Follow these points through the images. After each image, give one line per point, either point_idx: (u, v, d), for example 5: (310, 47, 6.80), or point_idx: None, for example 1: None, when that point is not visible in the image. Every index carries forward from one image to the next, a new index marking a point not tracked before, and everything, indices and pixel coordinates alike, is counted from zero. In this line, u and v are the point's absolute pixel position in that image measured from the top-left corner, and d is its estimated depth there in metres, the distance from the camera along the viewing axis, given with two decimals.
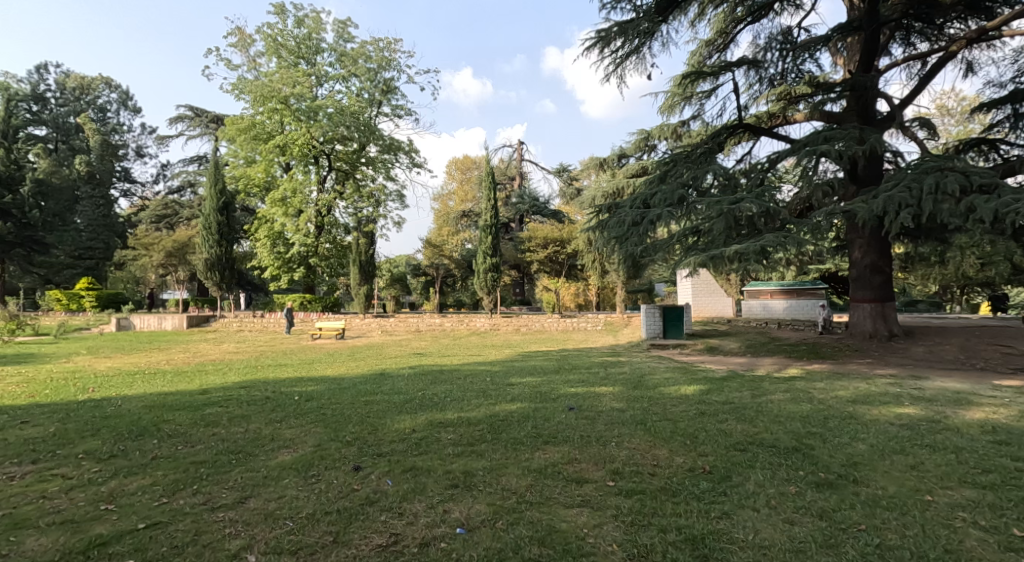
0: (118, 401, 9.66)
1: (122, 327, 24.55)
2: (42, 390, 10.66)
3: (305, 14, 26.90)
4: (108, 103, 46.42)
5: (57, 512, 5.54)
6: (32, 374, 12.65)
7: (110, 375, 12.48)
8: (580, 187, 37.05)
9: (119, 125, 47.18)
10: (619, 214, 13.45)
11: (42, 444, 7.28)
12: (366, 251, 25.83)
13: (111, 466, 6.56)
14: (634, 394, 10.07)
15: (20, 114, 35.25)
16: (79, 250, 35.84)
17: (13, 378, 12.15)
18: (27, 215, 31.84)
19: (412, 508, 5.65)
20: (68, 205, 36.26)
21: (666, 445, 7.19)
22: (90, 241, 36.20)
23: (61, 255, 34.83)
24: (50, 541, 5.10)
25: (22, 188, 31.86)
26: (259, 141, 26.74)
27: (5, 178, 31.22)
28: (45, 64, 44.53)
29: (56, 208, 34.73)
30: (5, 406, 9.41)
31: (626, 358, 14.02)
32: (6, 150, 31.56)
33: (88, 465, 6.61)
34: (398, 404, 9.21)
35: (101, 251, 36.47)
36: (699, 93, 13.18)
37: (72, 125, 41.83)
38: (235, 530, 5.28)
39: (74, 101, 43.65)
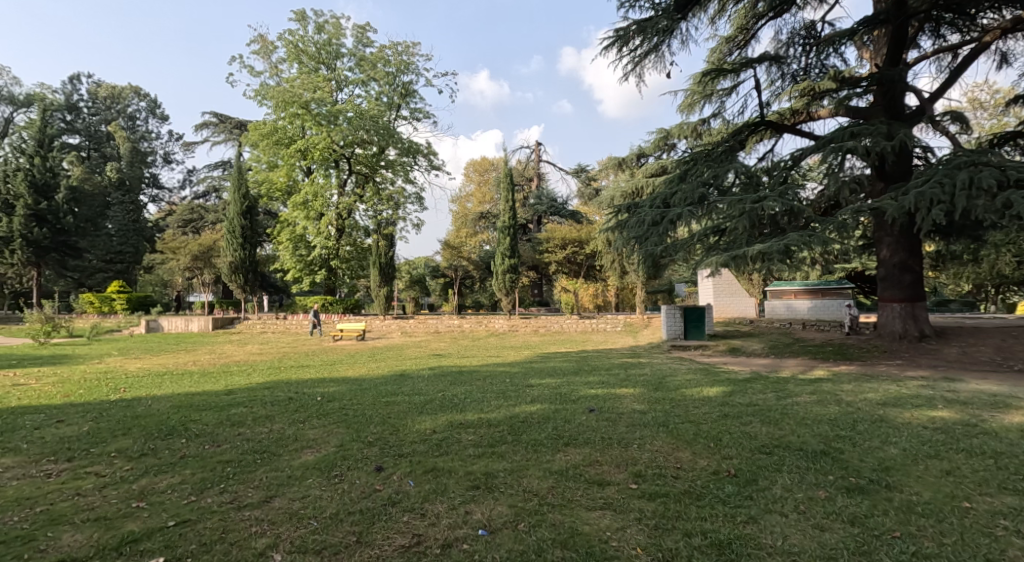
0: (148, 401, 9.80)
1: (150, 329, 24.98)
2: (75, 391, 10.86)
3: (325, 20, 27.13)
4: (137, 112, 47.20)
5: (91, 509, 5.61)
6: (66, 375, 12.93)
7: (141, 375, 12.71)
8: (599, 187, 36.88)
9: (148, 132, 48.07)
10: (638, 214, 13.34)
11: (76, 442, 7.40)
12: (385, 253, 25.98)
13: (142, 464, 6.65)
14: (656, 396, 9.95)
15: (53, 123, 36.08)
16: (110, 255, 36.52)
17: (49, 379, 12.42)
18: (62, 222, 32.35)
19: (434, 509, 5.63)
20: (100, 211, 37.04)
21: (689, 448, 7.08)
22: (120, 246, 36.92)
23: (94, 260, 35.65)
24: (84, 538, 5.16)
25: (56, 195, 32.51)
26: (281, 146, 27.04)
27: (41, 186, 31.83)
28: (78, 75, 45.58)
29: (89, 214, 35.32)
30: (41, 406, 9.57)
31: (647, 360, 13.89)
32: (41, 158, 32.09)
33: (120, 463, 6.71)
34: (419, 405, 9.23)
35: (130, 256, 37.37)
36: (719, 90, 13.00)
37: (104, 133, 43.17)
38: (261, 529, 5.30)
39: (105, 110, 44.61)
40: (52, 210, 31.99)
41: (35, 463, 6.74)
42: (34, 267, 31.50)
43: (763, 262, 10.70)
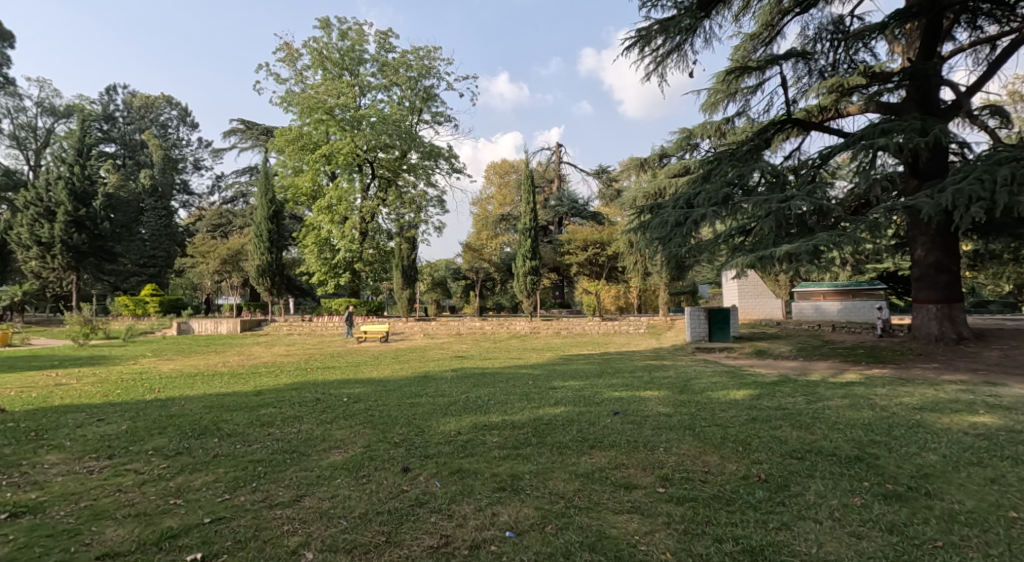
0: (181, 401, 9.93)
1: (181, 331, 25.49)
2: (113, 391, 11.03)
3: (348, 27, 27.38)
4: (169, 120, 48.35)
5: (131, 504, 5.69)
6: (105, 375, 13.25)
7: (173, 376, 12.95)
8: (621, 188, 36.66)
9: (179, 140, 49.17)
10: (662, 214, 13.21)
11: (116, 440, 7.53)
12: (408, 256, 26.14)
13: (178, 462, 6.72)
14: (681, 399, 9.80)
15: (91, 131, 36.98)
16: (144, 259, 37.48)
17: (87, 379, 12.69)
18: (100, 227, 33.25)
19: (461, 510, 5.60)
20: (134, 216, 37.99)
21: (717, 452, 6.96)
22: (153, 250, 37.94)
23: (128, 264, 36.68)
24: (126, 533, 5.23)
25: (94, 202, 33.21)
26: (307, 152, 27.37)
27: (80, 193, 32.46)
28: (114, 85, 46.92)
29: (123, 219, 36.43)
30: (80, 405, 9.74)
31: (671, 362, 13.72)
32: (81, 166, 32.79)
33: (157, 461, 6.79)
34: (443, 406, 9.23)
35: (163, 260, 38.27)
36: (743, 88, 12.75)
37: (138, 142, 44.31)
38: (293, 527, 5.32)
39: (140, 119, 45.74)
40: (91, 216, 32.79)
41: (78, 460, 6.86)
42: (73, 271, 32.20)
43: (791, 263, 10.49)
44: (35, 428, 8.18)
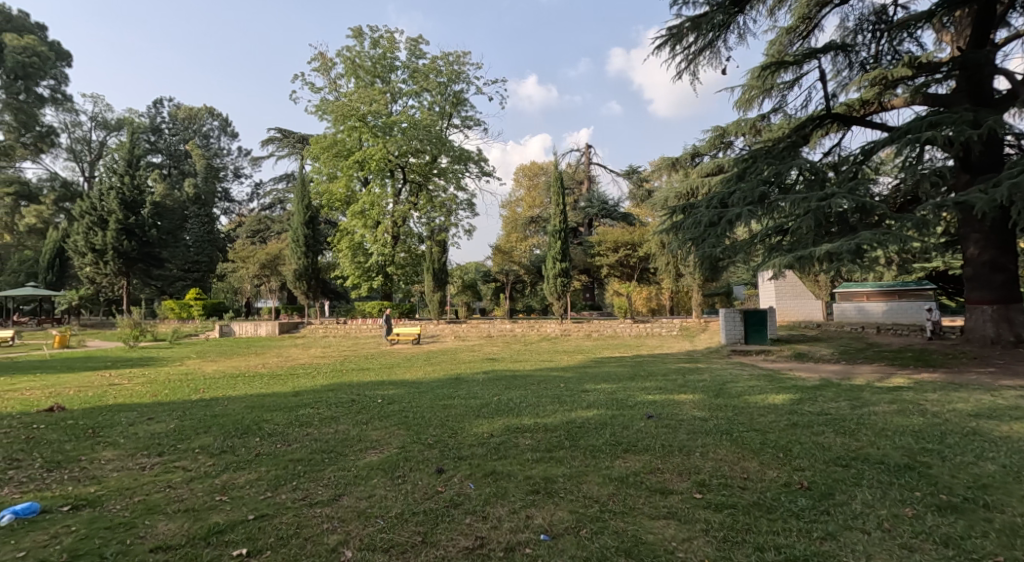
0: (224, 401, 10.07)
1: (223, 333, 26.05)
2: (161, 391, 11.29)
3: (380, 35, 27.67)
4: (211, 130, 49.91)
5: (180, 500, 5.75)
6: (153, 375, 13.65)
7: (217, 377, 13.19)
8: (652, 188, 36.22)
9: (220, 149, 50.57)
10: (695, 214, 12.94)
11: (165, 438, 7.65)
12: (439, 259, 26.24)
13: (223, 460, 6.78)
14: (718, 402, 9.55)
15: (139, 143, 38.23)
16: (188, 264, 38.59)
17: (137, 379, 13.08)
18: (148, 235, 34.35)
19: (496, 512, 5.51)
20: (179, 223, 39.09)
21: (757, 458, 6.72)
22: (196, 256, 39.13)
23: (174, 269, 37.47)
24: (176, 527, 5.29)
25: (143, 210, 34.27)
26: (341, 158, 27.76)
27: (130, 202, 33.39)
28: (161, 98, 48.66)
29: (169, 227, 37.59)
30: (128, 404, 9.99)
31: (706, 365, 13.41)
32: (131, 176, 33.71)
33: (203, 458, 6.87)
34: (475, 408, 9.14)
35: (205, 265, 39.42)
36: (780, 84, 12.36)
37: (183, 152, 45.66)
38: (332, 525, 5.30)
39: (184, 130, 47.02)
40: (139, 223, 33.69)
41: (131, 456, 6.98)
42: (124, 277, 33.31)
43: (833, 263, 10.13)
44: (90, 425, 8.40)
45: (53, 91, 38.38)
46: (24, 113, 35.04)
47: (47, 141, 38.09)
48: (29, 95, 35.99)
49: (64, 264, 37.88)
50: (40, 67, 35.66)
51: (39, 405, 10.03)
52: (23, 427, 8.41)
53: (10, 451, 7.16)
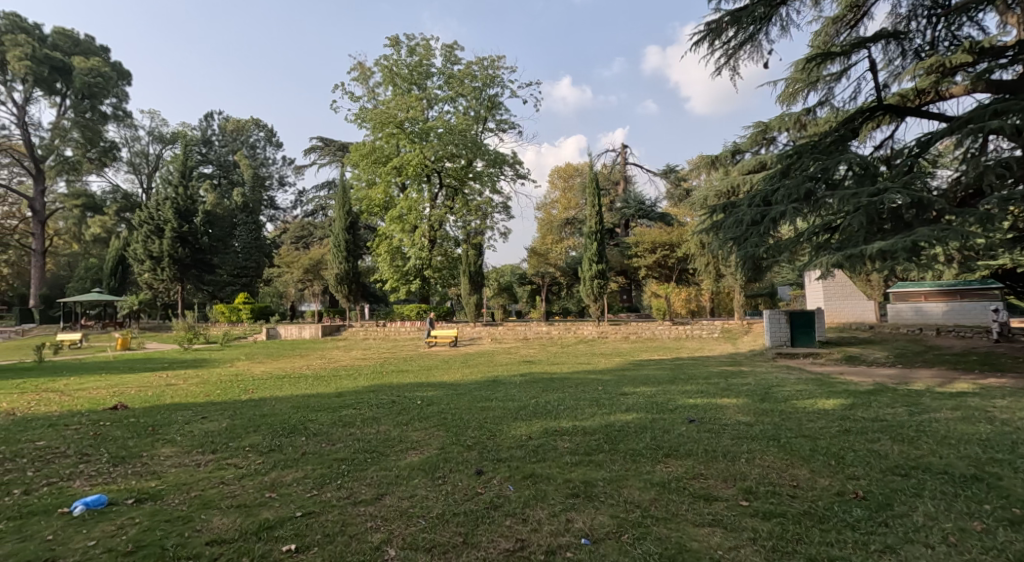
0: (271, 401, 10.21)
1: (269, 336, 26.59)
2: (214, 391, 11.56)
3: (416, 43, 27.93)
4: (258, 141, 51.23)
5: (233, 496, 5.77)
6: (204, 376, 14.01)
7: (264, 378, 13.42)
8: (690, 187, 35.54)
9: (266, 159, 51.86)
10: (737, 212, 12.56)
11: (219, 436, 7.74)
12: (475, 261, 26.25)
13: (271, 458, 6.80)
14: (764, 407, 9.19)
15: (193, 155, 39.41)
16: (238, 269, 39.20)
17: (191, 379, 13.48)
18: (200, 242, 35.55)
19: (535, 515, 5.37)
20: (228, 231, 40.19)
21: (807, 465, 6.41)
22: (245, 261, 39.49)
23: (224, 275, 38.31)
24: (230, 521, 5.29)
25: (195, 218, 35.45)
26: (379, 165, 28.07)
27: (184, 211, 34.60)
28: (212, 111, 50.35)
29: (219, 234, 38.92)
30: (183, 404, 10.23)
31: (750, 368, 12.95)
32: (183, 186, 34.96)
33: (253, 456, 6.90)
34: (513, 411, 8.98)
35: (253, 270, 39.77)
36: (825, 76, 11.86)
37: (232, 162, 46.97)
38: (375, 524, 5.24)
39: (233, 142, 48.49)
40: (192, 232, 34.86)
41: (187, 453, 7.08)
42: (178, 282, 34.47)
43: (886, 261, 9.66)
44: (149, 423, 8.59)
45: (116, 109, 39.81)
46: (90, 130, 36.65)
47: (110, 156, 39.11)
48: (94, 113, 37.77)
49: (125, 271, 39.42)
50: (104, 87, 37.41)
51: (104, 404, 10.30)
52: (89, 423, 8.69)
53: (78, 446, 7.35)
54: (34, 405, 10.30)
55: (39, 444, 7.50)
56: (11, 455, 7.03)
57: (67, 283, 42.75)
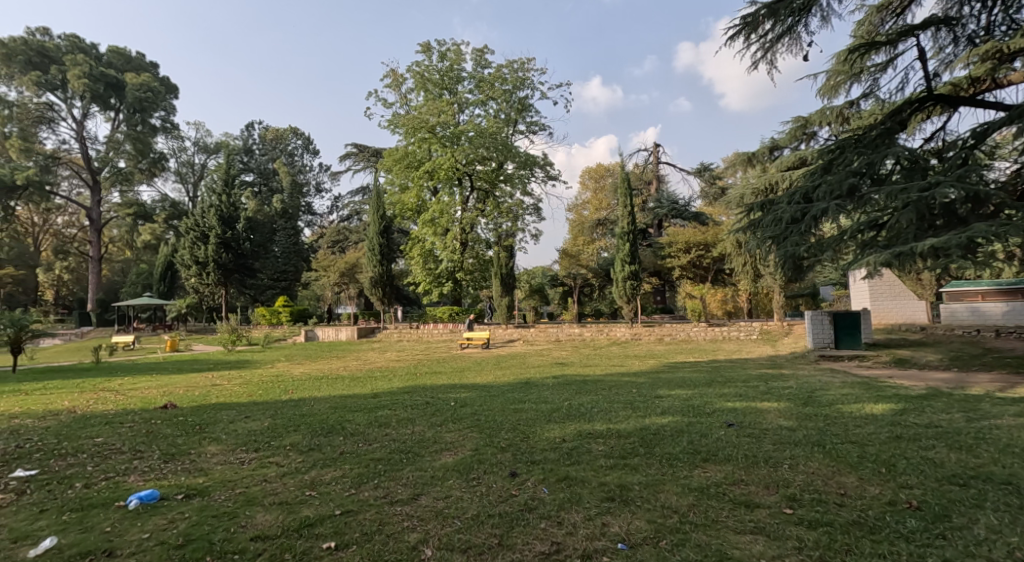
0: (310, 401, 10.27)
1: (308, 338, 26.94)
2: (256, 391, 11.72)
3: (447, 48, 28.07)
4: (295, 149, 52.20)
5: (275, 494, 5.75)
6: (247, 376, 14.27)
7: (303, 379, 13.56)
8: (725, 185, 34.82)
9: (304, 166, 52.81)
10: (776, 210, 12.17)
11: (260, 435, 7.77)
12: (507, 264, 26.10)
13: (311, 457, 6.78)
14: (806, 411, 8.84)
15: (235, 164, 40.31)
16: (277, 274, 40.18)
17: (235, 379, 13.74)
18: (242, 247, 36.33)
19: (570, 518, 5.20)
20: (268, 237, 40.98)
21: (855, 472, 6.08)
22: (285, 265, 40.60)
23: (265, 278, 39.33)
24: (273, 518, 5.26)
25: (238, 225, 36.17)
26: (412, 169, 28.31)
27: (227, 218, 35.36)
28: (252, 122, 51.66)
29: (260, 239, 39.78)
30: (225, 403, 10.39)
31: (791, 372, 12.50)
32: (226, 194, 35.69)
33: (294, 455, 6.88)
34: (547, 413, 8.84)
35: (293, 274, 40.77)
36: (870, 67, 11.35)
37: (271, 170, 47.95)
38: (412, 524, 5.14)
39: (272, 150, 49.58)
40: (235, 237, 35.60)
41: (231, 451, 7.10)
42: (223, 287, 35.28)
43: (939, 258, 9.20)
44: (197, 421, 8.71)
45: (165, 121, 40.94)
46: (141, 142, 38.02)
47: (159, 166, 40.30)
48: (145, 126, 39.04)
49: (174, 276, 40.55)
50: (154, 101, 38.42)
51: (155, 403, 10.56)
52: (142, 421, 8.85)
53: (132, 443, 7.48)
54: (90, 404, 10.56)
55: (97, 440, 7.65)
56: (71, 450, 7.19)
57: (120, 287, 44.33)
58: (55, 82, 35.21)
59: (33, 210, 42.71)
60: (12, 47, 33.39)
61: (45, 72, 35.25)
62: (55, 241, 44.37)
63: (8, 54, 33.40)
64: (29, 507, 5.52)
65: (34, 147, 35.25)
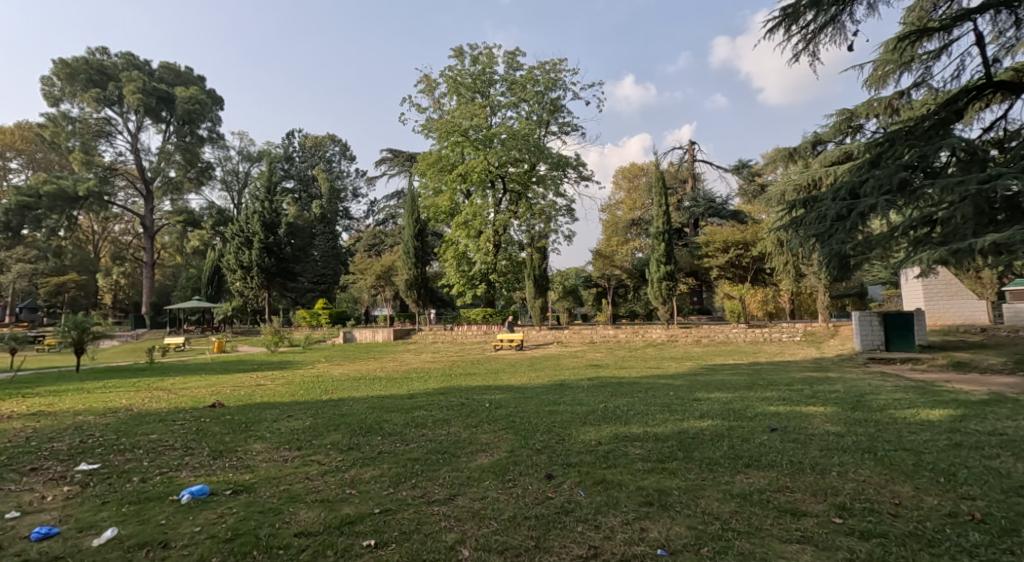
0: (349, 401, 10.27)
1: (346, 339, 27.26)
2: (298, 390, 11.81)
3: (479, 52, 28.02)
4: (333, 155, 53.04)
5: (317, 491, 5.68)
6: (289, 376, 14.41)
7: (344, 379, 13.63)
8: (763, 182, 33.85)
9: (342, 172, 53.57)
10: (820, 206, 11.72)
11: (303, 434, 7.75)
12: (540, 265, 25.86)
13: (350, 456, 6.71)
14: (855, 416, 8.40)
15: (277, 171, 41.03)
16: (317, 277, 40.63)
17: (278, 379, 13.89)
18: (283, 251, 37.02)
19: (608, 521, 5.00)
20: (308, 241, 41.40)
21: (910, 481, 5.71)
22: (324, 269, 41.00)
23: (305, 281, 39.85)
24: (315, 515, 5.18)
25: (279, 230, 36.89)
26: (445, 172, 28.40)
27: (269, 223, 36.10)
28: (293, 130, 52.84)
29: (299, 244, 40.41)
30: (267, 402, 10.51)
31: (838, 375, 11.97)
32: (267, 199, 36.41)
33: (334, 454, 6.83)
34: (582, 415, 8.60)
35: (331, 277, 41.12)
36: (921, 55, 10.84)
37: (310, 176, 48.85)
38: (449, 524, 5.00)
39: (311, 157, 50.53)
40: (277, 242, 36.31)
41: (275, 449, 7.10)
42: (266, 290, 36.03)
43: (1002, 255, 8.65)
44: (243, 420, 8.76)
45: (211, 132, 41.93)
46: (190, 153, 39.37)
47: (206, 175, 41.33)
48: (193, 137, 40.08)
49: (220, 279, 41.50)
50: (202, 113, 39.36)
51: (204, 401, 10.75)
52: (192, 418, 8.99)
53: (184, 439, 7.55)
54: (144, 402, 10.81)
55: (151, 437, 7.75)
56: (129, 446, 7.30)
57: (171, 291, 45.79)
58: (112, 97, 36.43)
59: (93, 219, 44.63)
60: (74, 66, 34.99)
61: (104, 88, 36.55)
62: (113, 248, 46.26)
63: (71, 74, 35.11)
64: (92, 499, 5.58)
65: (94, 160, 36.61)
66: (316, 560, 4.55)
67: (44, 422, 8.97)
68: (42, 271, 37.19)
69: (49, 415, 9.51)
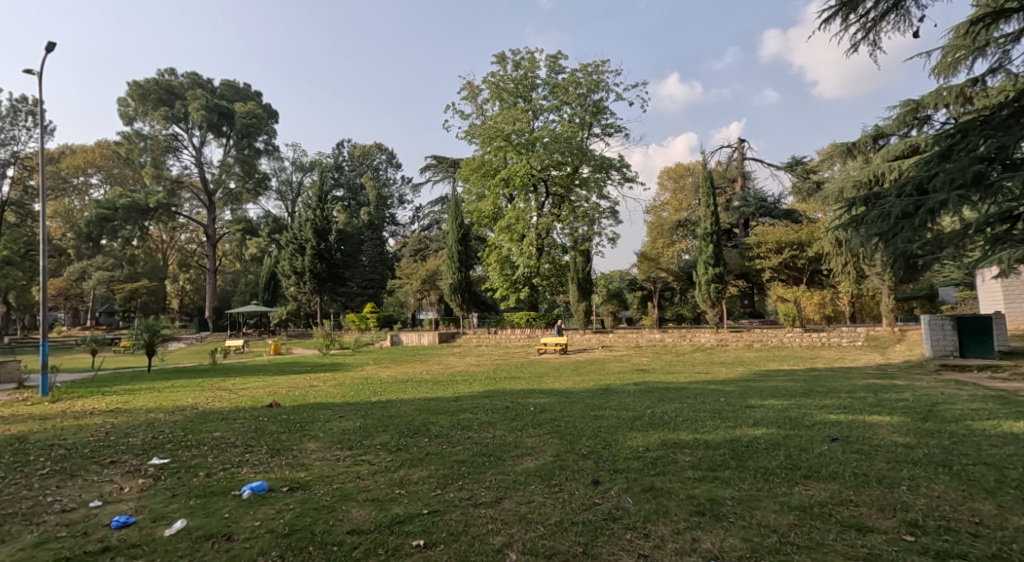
0: (396, 403, 10.18)
1: (393, 342, 27.47)
2: (347, 392, 11.82)
3: (521, 56, 27.83)
4: (381, 164, 53.95)
5: (367, 490, 5.54)
6: (339, 378, 14.52)
7: (391, 381, 13.62)
8: (818, 180, 32.50)
9: (388, 180, 54.41)
10: (883, 203, 11.04)
11: (353, 435, 7.66)
12: (584, 269, 25.45)
13: (398, 457, 6.56)
14: (926, 427, 7.79)
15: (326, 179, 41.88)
16: (365, 282, 41.21)
17: (327, 382, 13.96)
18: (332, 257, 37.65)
19: (658, 531, 4.68)
20: (355, 247, 42.04)
21: (995, 498, 5.18)
22: (371, 274, 41.41)
23: (354, 285, 40.47)
24: (367, 514, 5.03)
25: (330, 237, 37.58)
26: (488, 177, 28.37)
27: (320, 230, 36.84)
28: (342, 141, 54.13)
29: (348, 250, 41.08)
30: (317, 403, 10.53)
31: (906, 382, 11.21)
32: (319, 207, 37.19)
33: (383, 454, 6.69)
34: (628, 421, 8.24)
35: (378, 282, 41.36)
36: (998, 38, 10.00)
37: (359, 184, 49.71)
38: (496, 527, 4.77)
39: (359, 165, 51.50)
40: (327, 248, 37.03)
41: (328, 448, 7.02)
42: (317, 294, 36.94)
43: None
44: (297, 420, 8.74)
45: (267, 144, 43.05)
46: (247, 164, 40.20)
47: (263, 185, 42.36)
48: (251, 150, 41.13)
49: (276, 284, 42.55)
50: (258, 126, 40.44)
51: (262, 401, 10.84)
52: (251, 417, 9.04)
53: (244, 438, 7.56)
54: (208, 401, 10.96)
55: (215, 434, 7.80)
56: (195, 442, 7.36)
57: (231, 295, 47.24)
58: (178, 114, 37.83)
59: (161, 228, 46.59)
60: (146, 87, 36.63)
61: (172, 106, 38.02)
62: (179, 256, 48.20)
63: (143, 94, 36.78)
64: (163, 491, 5.59)
65: (164, 173, 38.14)
66: (367, 559, 4.37)
67: (119, 418, 9.21)
68: (118, 277, 38.63)
69: (122, 412, 9.75)
